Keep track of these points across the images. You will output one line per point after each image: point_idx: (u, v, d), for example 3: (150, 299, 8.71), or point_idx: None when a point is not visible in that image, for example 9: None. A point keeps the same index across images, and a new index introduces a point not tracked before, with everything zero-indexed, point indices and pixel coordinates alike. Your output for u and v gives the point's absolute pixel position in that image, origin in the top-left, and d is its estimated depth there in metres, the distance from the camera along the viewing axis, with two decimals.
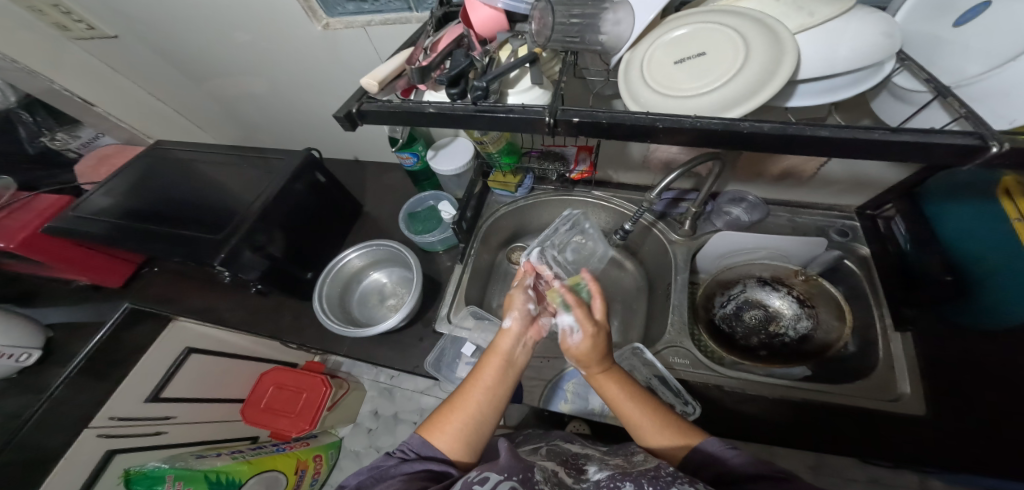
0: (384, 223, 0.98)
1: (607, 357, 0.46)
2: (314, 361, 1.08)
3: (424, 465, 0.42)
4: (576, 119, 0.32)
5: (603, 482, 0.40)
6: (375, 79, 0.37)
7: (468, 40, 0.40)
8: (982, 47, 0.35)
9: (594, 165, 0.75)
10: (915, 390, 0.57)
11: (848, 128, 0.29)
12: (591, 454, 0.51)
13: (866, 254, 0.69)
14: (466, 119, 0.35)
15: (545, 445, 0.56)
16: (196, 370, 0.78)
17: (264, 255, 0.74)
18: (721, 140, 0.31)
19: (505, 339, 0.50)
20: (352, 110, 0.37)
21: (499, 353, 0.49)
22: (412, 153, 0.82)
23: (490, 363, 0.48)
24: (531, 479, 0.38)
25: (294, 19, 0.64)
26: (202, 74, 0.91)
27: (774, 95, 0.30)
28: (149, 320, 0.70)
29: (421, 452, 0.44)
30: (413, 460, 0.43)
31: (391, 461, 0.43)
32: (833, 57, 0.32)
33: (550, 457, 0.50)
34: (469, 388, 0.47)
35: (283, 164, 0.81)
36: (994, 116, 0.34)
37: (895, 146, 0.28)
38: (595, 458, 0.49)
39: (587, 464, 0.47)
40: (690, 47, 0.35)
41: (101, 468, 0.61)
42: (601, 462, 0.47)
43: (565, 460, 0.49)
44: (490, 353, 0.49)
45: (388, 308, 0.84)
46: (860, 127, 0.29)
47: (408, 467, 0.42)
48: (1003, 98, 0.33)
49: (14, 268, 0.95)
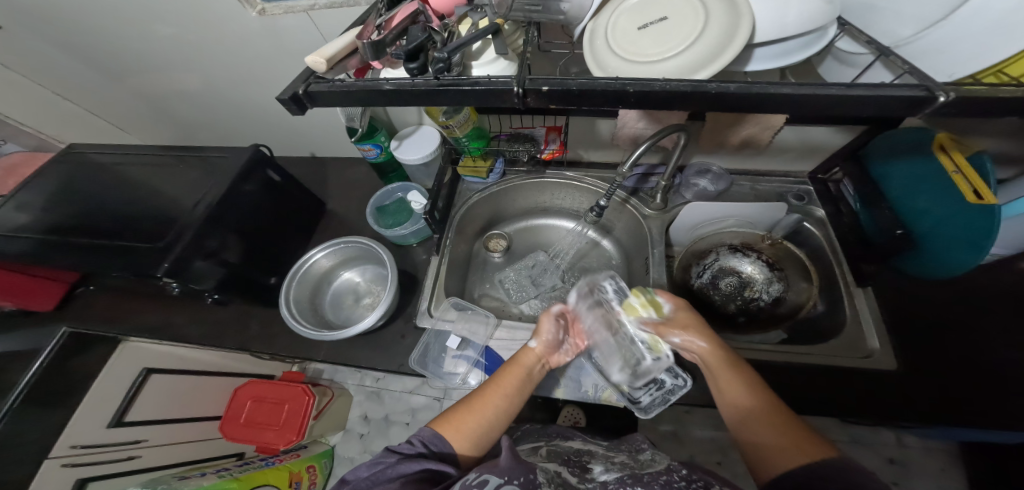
0: (350, 220, 0.94)
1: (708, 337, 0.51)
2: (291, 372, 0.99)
3: (422, 464, 0.41)
4: (546, 88, 0.31)
5: (611, 485, 0.39)
6: (322, 57, 0.33)
7: (425, 16, 0.36)
8: (915, 11, 0.36)
9: (564, 145, 0.74)
10: (883, 344, 0.62)
11: (808, 84, 0.28)
12: (595, 452, 0.51)
13: (822, 215, 0.75)
14: (428, 94, 0.32)
15: (546, 442, 0.55)
16: (160, 393, 0.70)
17: (217, 262, 0.68)
18: (690, 104, 0.30)
19: (528, 355, 0.58)
20: (299, 92, 0.34)
21: (520, 366, 0.56)
22: (375, 145, 0.76)
23: (511, 372, 0.55)
24: (534, 480, 0.37)
25: (224, 6, 0.58)
26: (122, 71, 0.82)
27: (734, 58, 0.30)
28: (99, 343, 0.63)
29: (430, 442, 0.46)
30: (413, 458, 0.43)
31: (390, 459, 0.42)
32: (783, 20, 0.31)
33: (550, 458, 0.48)
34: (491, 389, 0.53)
35: (230, 163, 0.74)
36: (938, 71, 0.36)
37: (852, 101, 0.28)
38: (599, 457, 0.49)
39: (591, 463, 0.47)
40: (651, 13, 0.34)
41: None
42: (605, 460, 0.47)
43: (567, 458, 0.49)
44: (514, 364, 0.56)
45: (365, 307, 0.81)
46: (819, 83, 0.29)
47: (404, 468, 0.41)
48: (942, 55, 0.35)
49: None
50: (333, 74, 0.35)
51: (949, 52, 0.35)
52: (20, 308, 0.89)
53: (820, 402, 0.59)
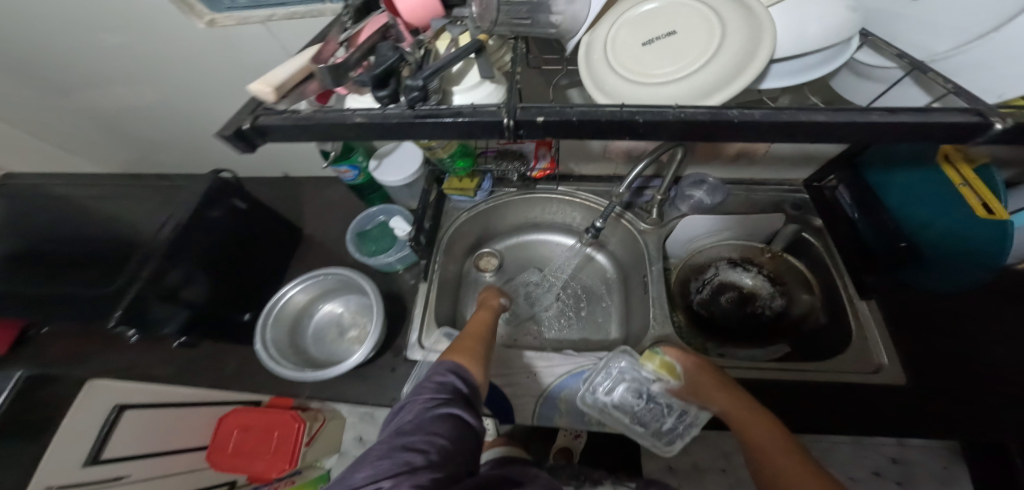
0: (329, 245, 0.87)
1: (731, 390, 0.53)
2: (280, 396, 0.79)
3: (463, 409, 0.41)
4: (542, 119, 0.26)
5: None
6: (269, 86, 0.27)
7: (396, 30, 0.32)
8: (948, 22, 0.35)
9: (556, 161, 0.70)
10: (891, 359, 0.59)
11: (844, 111, 0.25)
12: None
13: (820, 224, 0.72)
14: (402, 128, 0.28)
15: None
16: (137, 427, 0.60)
17: (180, 303, 0.61)
18: (708, 134, 0.26)
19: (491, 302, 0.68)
20: (244, 126, 0.28)
21: (487, 310, 0.66)
22: (352, 166, 0.70)
23: (483, 314, 0.64)
24: None
25: (167, 17, 0.52)
26: (63, 90, 0.74)
27: (755, 79, 0.26)
28: (62, 378, 0.51)
29: (458, 369, 0.47)
30: (449, 403, 0.41)
31: (429, 404, 0.40)
32: (803, 32, 0.28)
33: None
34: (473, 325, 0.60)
35: (187, 192, 0.66)
36: (984, 91, 0.33)
37: (894, 128, 0.25)
38: None
39: None
40: (656, 26, 0.30)
41: None
42: None
43: None
44: (483, 309, 0.66)
45: (350, 342, 0.76)
46: (858, 108, 0.25)
47: (449, 412, 0.40)
48: (989, 72, 0.32)
49: None
50: (286, 103, 0.29)
51: (994, 68, 0.32)
52: None
53: (831, 421, 0.56)
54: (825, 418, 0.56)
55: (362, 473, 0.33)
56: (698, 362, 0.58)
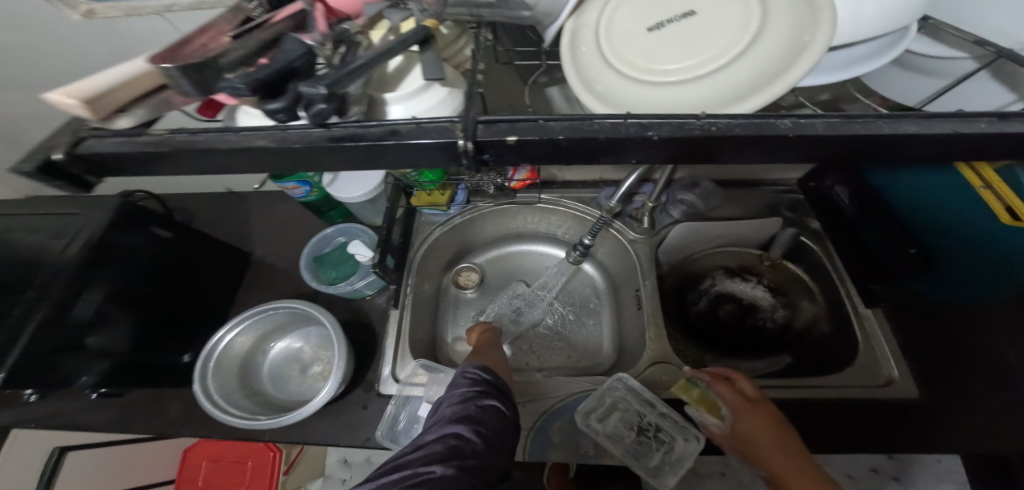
0: (284, 268, 0.77)
1: (780, 432, 0.46)
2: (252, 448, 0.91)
3: (501, 401, 0.41)
4: (514, 139, 0.19)
5: None
6: (80, 99, 0.18)
7: (310, 16, 0.24)
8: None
9: (536, 170, 0.62)
10: (902, 372, 0.53)
11: (930, 120, 0.21)
12: None
13: (817, 227, 0.67)
14: (316, 153, 0.20)
15: None
16: (76, 466, 0.81)
17: (90, 354, 0.50)
18: (751, 149, 0.20)
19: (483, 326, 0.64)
20: (56, 156, 0.21)
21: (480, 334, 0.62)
22: (300, 183, 0.58)
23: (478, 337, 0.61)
24: None
25: (30, 7, 0.41)
26: None
27: (812, 68, 0.18)
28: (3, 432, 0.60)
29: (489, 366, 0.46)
30: (487, 395, 0.41)
31: (470, 395, 0.40)
32: (856, 15, 0.22)
33: None
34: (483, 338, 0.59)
35: (80, 221, 0.52)
36: None
37: (996, 140, 0.20)
38: None
39: None
40: (665, 7, 0.23)
41: None
42: None
43: None
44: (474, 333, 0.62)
45: (313, 378, 0.66)
46: (955, 114, 0.21)
47: (487, 406, 0.40)
48: None
49: None
50: (116, 116, 0.20)
51: None
52: None
53: (843, 442, 0.50)
54: (836, 440, 0.50)
55: (412, 455, 0.34)
56: (741, 395, 0.50)
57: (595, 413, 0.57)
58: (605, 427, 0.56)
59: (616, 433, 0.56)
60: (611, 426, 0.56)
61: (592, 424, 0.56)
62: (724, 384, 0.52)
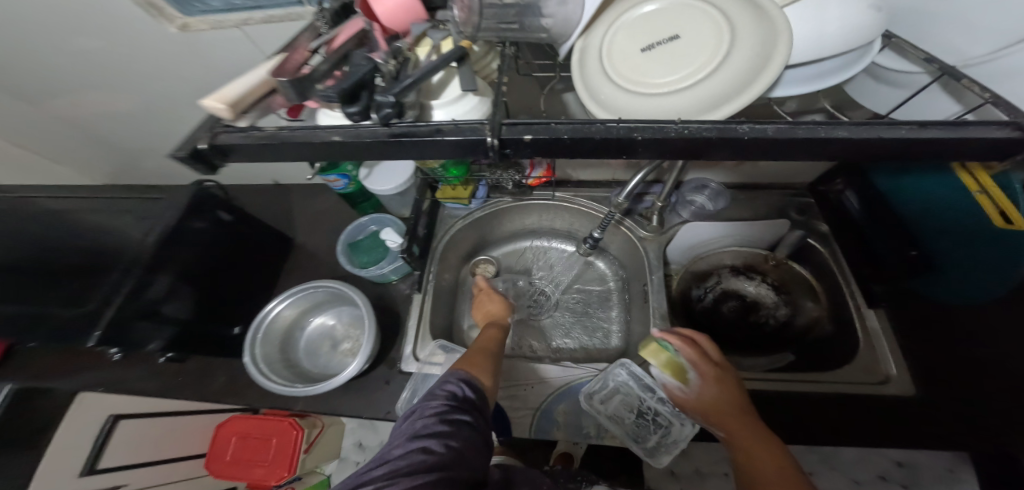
0: (321, 254, 0.85)
1: (738, 398, 0.48)
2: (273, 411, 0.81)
3: (472, 415, 0.42)
4: (529, 139, 0.24)
5: None
6: (224, 102, 0.25)
7: (372, 36, 0.30)
8: (987, 25, 0.34)
9: (552, 168, 0.66)
10: (899, 370, 0.56)
11: (864, 125, 0.23)
12: None
13: (825, 230, 0.69)
14: (377, 147, 0.26)
15: None
16: (128, 440, 0.68)
17: (163, 320, 0.58)
18: (713, 149, 0.24)
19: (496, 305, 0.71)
20: (199, 146, 0.26)
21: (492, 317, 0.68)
22: (341, 176, 0.66)
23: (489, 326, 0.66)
24: None
25: (138, 20, 0.50)
26: (35, 97, 0.70)
27: (770, 86, 0.23)
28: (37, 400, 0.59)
29: (473, 380, 0.47)
30: (458, 407, 0.42)
31: (441, 406, 0.41)
32: (821, 33, 0.26)
33: None
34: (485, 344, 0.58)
35: (170, 202, 0.63)
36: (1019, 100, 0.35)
37: (924, 145, 0.23)
38: None
39: None
40: (656, 30, 0.28)
41: None
42: None
43: None
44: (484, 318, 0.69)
45: (342, 354, 0.73)
46: (884, 123, 0.24)
47: (457, 418, 0.41)
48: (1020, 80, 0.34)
49: None
50: (245, 119, 0.27)
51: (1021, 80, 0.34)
52: None
53: (834, 431, 0.54)
54: (829, 429, 0.54)
55: (380, 472, 0.35)
56: (711, 360, 0.51)
57: (598, 395, 0.62)
58: (604, 408, 0.60)
59: (614, 414, 0.60)
60: (609, 409, 0.60)
61: (592, 406, 0.61)
62: (695, 348, 0.52)
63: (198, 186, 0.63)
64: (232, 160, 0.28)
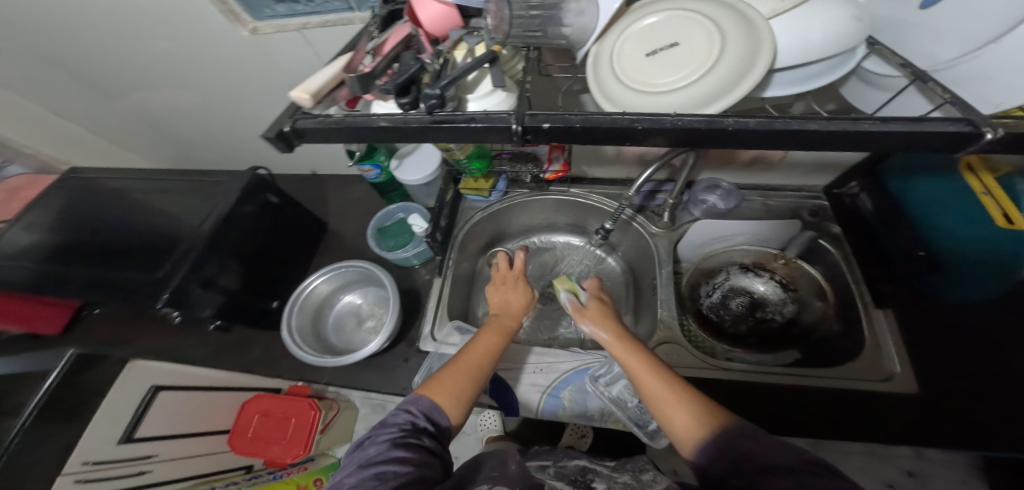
0: (351, 240, 0.92)
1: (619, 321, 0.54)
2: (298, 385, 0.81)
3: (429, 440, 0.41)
4: (547, 126, 0.29)
5: None
6: (308, 93, 0.30)
7: (418, 40, 0.36)
8: (956, 29, 0.36)
9: (569, 163, 0.71)
10: (904, 368, 0.56)
11: (837, 120, 0.27)
12: (598, 471, 0.54)
13: (838, 232, 0.70)
14: (421, 132, 0.31)
15: (552, 461, 0.56)
16: (166, 408, 0.64)
17: (217, 290, 0.66)
18: (706, 139, 0.28)
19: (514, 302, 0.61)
20: (285, 129, 0.32)
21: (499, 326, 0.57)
22: (374, 165, 0.76)
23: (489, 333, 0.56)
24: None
25: (215, 24, 0.57)
26: (117, 90, 0.79)
27: (754, 87, 0.28)
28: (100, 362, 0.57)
29: (432, 413, 0.44)
30: (412, 432, 0.41)
31: (397, 431, 0.41)
32: (807, 41, 0.29)
33: (557, 477, 0.51)
34: (468, 358, 0.50)
35: (228, 186, 0.71)
36: (983, 100, 0.35)
37: (887, 137, 0.26)
38: (604, 476, 0.52)
39: (595, 483, 0.50)
40: (660, 38, 0.32)
41: None
42: (609, 480, 0.50)
43: (574, 478, 0.51)
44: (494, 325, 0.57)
45: (367, 331, 0.80)
46: (850, 118, 0.27)
47: (412, 442, 0.40)
48: (988, 81, 0.34)
49: None
50: (321, 107, 0.32)
51: (994, 80, 0.34)
52: (28, 332, 0.91)
53: (835, 423, 0.54)
54: (831, 422, 0.54)
55: None
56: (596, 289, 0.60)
57: (604, 380, 0.65)
58: (610, 391, 0.64)
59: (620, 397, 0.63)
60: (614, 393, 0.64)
61: (597, 390, 0.64)
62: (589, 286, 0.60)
63: (253, 172, 0.71)
64: (305, 142, 0.34)
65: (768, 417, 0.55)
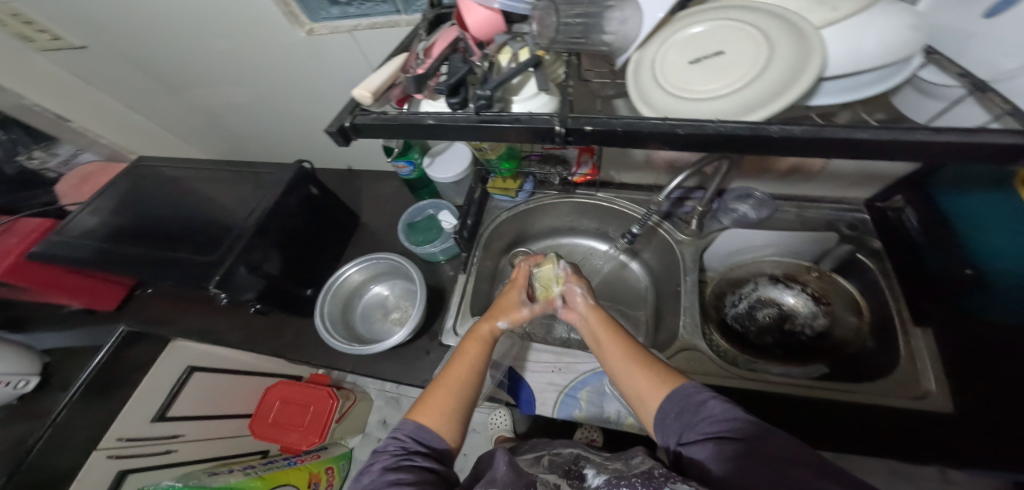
0: (381, 234, 0.96)
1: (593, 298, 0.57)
2: (319, 375, 0.89)
3: (425, 458, 0.42)
4: (589, 128, 0.30)
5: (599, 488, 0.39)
6: (368, 90, 0.34)
7: (464, 43, 0.37)
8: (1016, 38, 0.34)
9: (597, 167, 0.71)
10: (940, 387, 0.54)
11: (888, 129, 0.27)
12: (590, 458, 0.50)
13: (878, 246, 0.67)
14: (467, 130, 0.33)
15: (546, 451, 0.56)
16: (200, 389, 0.68)
17: (260, 275, 0.70)
18: (748, 145, 0.29)
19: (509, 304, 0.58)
20: (345, 124, 0.34)
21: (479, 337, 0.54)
22: (408, 162, 0.80)
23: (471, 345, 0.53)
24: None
25: (275, 24, 0.61)
26: (179, 85, 0.85)
27: (801, 97, 0.28)
28: (148, 338, 0.62)
29: (421, 435, 0.45)
30: (406, 453, 0.43)
31: (392, 456, 0.42)
32: (859, 51, 0.29)
33: (550, 468, 0.49)
34: (451, 377, 0.49)
35: (275, 179, 0.76)
36: None
37: (937, 147, 0.26)
38: (595, 462, 0.48)
39: (585, 469, 0.46)
40: (704, 46, 0.33)
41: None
42: (599, 465, 0.47)
43: (565, 468, 0.49)
44: (472, 336, 0.54)
45: (392, 322, 0.83)
46: (902, 127, 0.27)
47: (408, 462, 0.41)
48: None
49: (14, 296, 0.96)
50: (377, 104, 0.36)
51: None
52: (88, 305, 0.99)
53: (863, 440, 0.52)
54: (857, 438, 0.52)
55: None
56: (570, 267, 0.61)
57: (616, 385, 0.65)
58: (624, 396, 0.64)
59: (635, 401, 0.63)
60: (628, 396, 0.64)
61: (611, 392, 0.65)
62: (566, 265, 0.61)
63: (298, 165, 0.75)
64: (360, 136, 0.36)
65: (793, 430, 0.54)
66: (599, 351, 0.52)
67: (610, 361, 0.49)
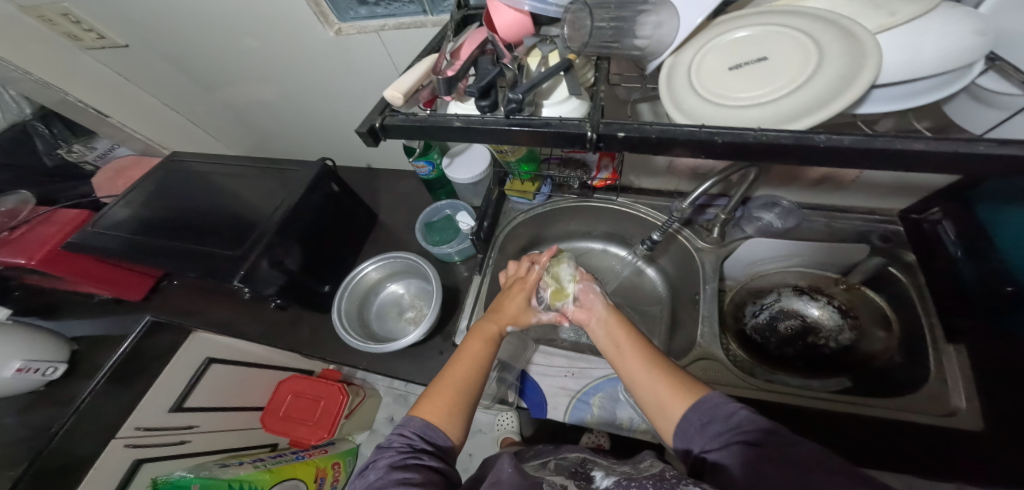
0: (398, 233, 0.97)
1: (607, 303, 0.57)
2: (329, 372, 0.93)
3: (430, 458, 0.42)
4: (622, 135, 0.30)
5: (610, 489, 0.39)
6: (400, 91, 0.35)
7: (492, 46, 0.37)
8: None
9: (617, 172, 0.69)
10: (972, 405, 0.52)
11: (948, 140, 0.25)
12: (599, 461, 0.49)
13: (912, 260, 0.64)
14: (496, 133, 0.32)
15: (553, 457, 0.55)
16: (216, 381, 0.70)
17: (281, 269, 0.71)
18: (789, 154, 0.28)
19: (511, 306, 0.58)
20: (375, 125, 0.34)
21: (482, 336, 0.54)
22: (428, 162, 0.80)
23: (474, 343, 0.53)
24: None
25: (304, 23, 0.62)
26: (209, 83, 0.88)
27: (850, 105, 0.27)
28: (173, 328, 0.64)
29: (426, 433, 0.44)
30: (411, 451, 0.42)
31: (396, 453, 0.42)
32: (917, 57, 0.28)
33: (557, 471, 0.49)
34: (456, 376, 0.49)
35: (298, 177, 0.77)
36: None
37: (1004, 160, 0.25)
38: (603, 465, 0.48)
39: (594, 471, 0.46)
40: (746, 51, 0.32)
41: (130, 477, 0.55)
42: (608, 469, 0.46)
43: (573, 470, 0.48)
44: (475, 335, 0.54)
45: (407, 321, 0.83)
46: (960, 138, 0.25)
47: (413, 461, 0.41)
48: None
49: (51, 283, 1.01)
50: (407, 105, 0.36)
51: None
52: (116, 295, 1.03)
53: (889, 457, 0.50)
54: (882, 457, 0.50)
55: None
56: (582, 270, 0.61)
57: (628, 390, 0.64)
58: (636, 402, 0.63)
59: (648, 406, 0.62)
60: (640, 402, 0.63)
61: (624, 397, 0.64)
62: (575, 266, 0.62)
63: (321, 163, 0.77)
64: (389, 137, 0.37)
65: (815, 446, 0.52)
66: (614, 355, 0.51)
67: (626, 366, 0.48)
